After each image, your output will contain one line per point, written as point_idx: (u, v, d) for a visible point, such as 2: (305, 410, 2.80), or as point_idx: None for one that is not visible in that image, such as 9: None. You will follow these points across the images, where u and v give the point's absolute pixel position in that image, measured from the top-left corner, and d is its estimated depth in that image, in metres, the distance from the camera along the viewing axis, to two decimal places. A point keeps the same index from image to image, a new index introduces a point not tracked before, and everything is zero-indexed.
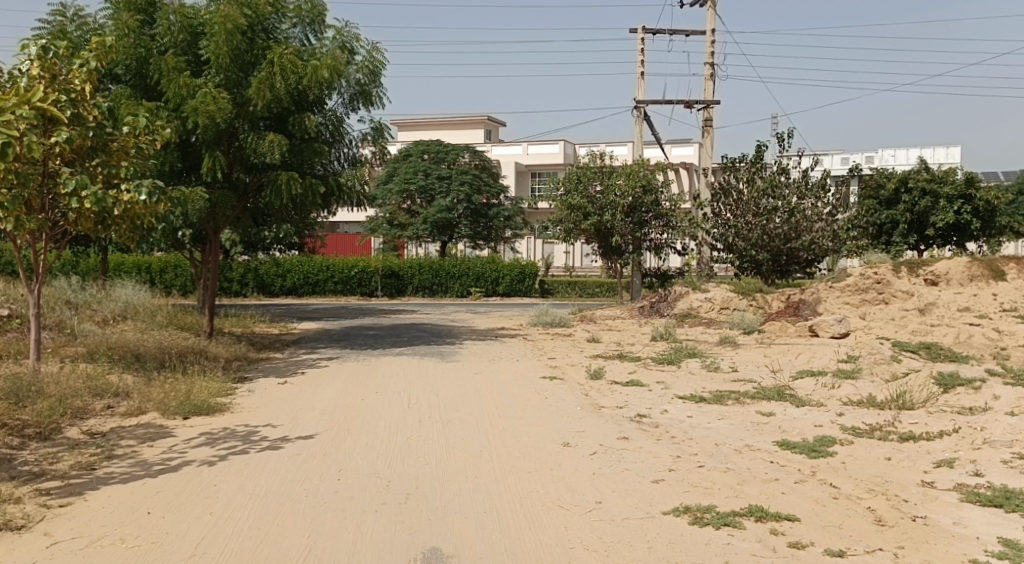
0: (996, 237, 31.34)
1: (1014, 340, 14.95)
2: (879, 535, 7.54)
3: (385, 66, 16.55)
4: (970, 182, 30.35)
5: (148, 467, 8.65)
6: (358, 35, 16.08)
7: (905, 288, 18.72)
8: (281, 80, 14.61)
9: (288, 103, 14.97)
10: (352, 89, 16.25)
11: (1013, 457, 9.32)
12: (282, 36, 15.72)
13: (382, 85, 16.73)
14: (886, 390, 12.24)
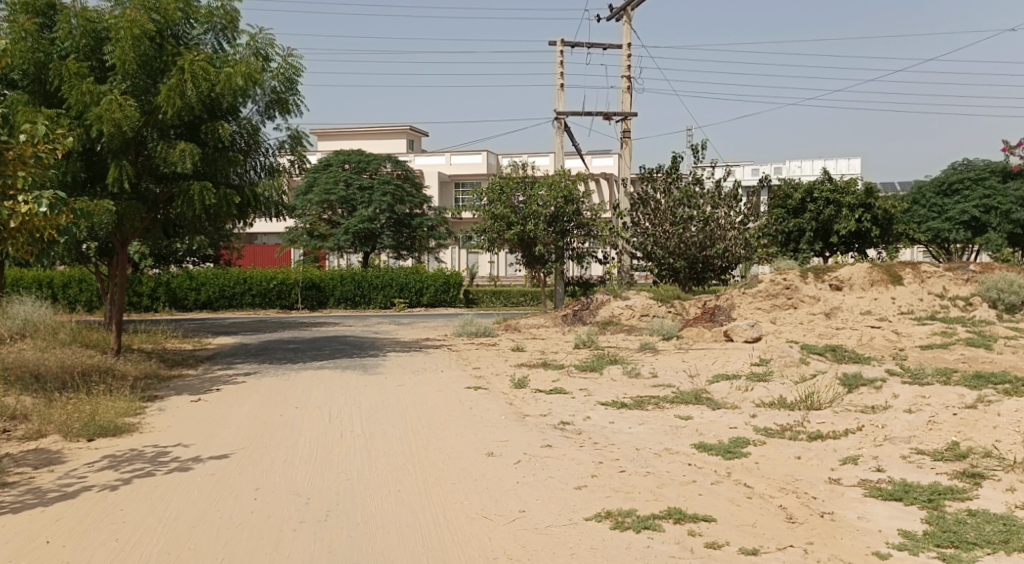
0: (894, 244, 32.31)
1: (914, 342, 15.60)
2: (791, 532, 7.89)
3: (302, 74, 16.53)
4: (869, 192, 31.64)
5: (42, 495, 8.53)
6: (272, 42, 16.07)
7: (812, 294, 19.40)
8: (192, 87, 14.44)
9: (199, 111, 14.80)
10: (268, 97, 16.23)
11: (912, 452, 9.83)
12: (192, 42, 15.61)
13: (298, 93, 16.70)
14: (795, 391, 12.72)
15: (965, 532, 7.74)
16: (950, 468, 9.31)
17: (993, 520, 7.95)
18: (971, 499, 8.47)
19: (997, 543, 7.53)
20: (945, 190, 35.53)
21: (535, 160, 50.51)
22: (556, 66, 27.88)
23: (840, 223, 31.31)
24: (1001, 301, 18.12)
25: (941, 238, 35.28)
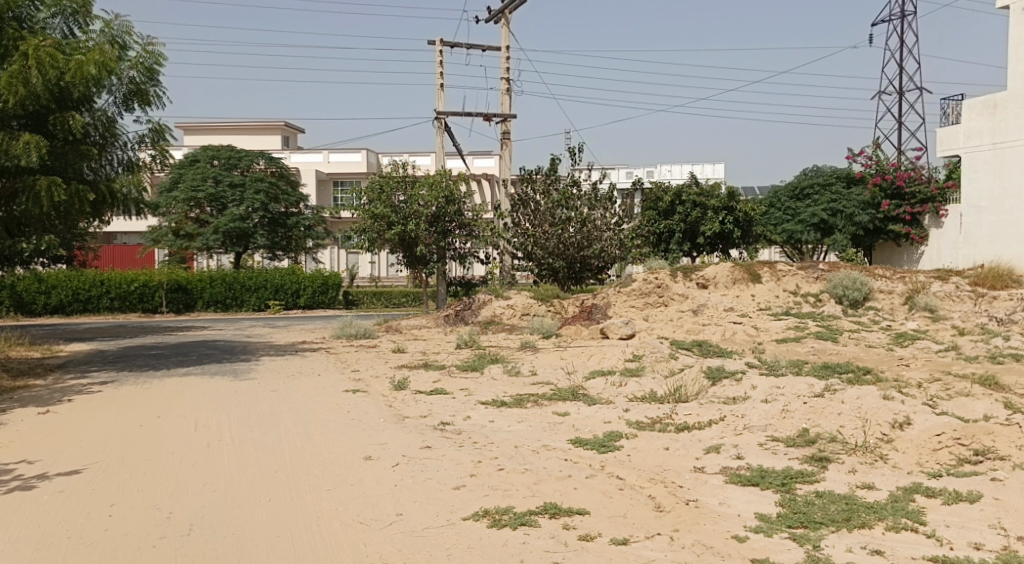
0: (756, 245, 32.65)
1: (772, 336, 16.54)
2: (658, 520, 8.39)
3: (161, 64, 16.26)
4: (732, 195, 31.69)
5: None
6: (128, 29, 15.78)
7: (681, 292, 20.21)
8: (37, 75, 14.05)
9: (47, 100, 14.41)
10: (125, 87, 15.92)
11: (769, 439, 10.51)
12: (38, 26, 15.19)
13: (159, 85, 16.41)
14: (664, 385, 13.36)
15: (812, 512, 8.39)
16: (801, 453, 10.00)
17: (837, 499, 8.62)
18: (818, 481, 9.15)
19: (840, 521, 8.18)
20: (797, 194, 33.45)
21: (415, 160, 50.58)
22: (435, 65, 28.09)
23: (704, 225, 31.51)
24: (846, 297, 19.25)
25: (794, 239, 33.46)
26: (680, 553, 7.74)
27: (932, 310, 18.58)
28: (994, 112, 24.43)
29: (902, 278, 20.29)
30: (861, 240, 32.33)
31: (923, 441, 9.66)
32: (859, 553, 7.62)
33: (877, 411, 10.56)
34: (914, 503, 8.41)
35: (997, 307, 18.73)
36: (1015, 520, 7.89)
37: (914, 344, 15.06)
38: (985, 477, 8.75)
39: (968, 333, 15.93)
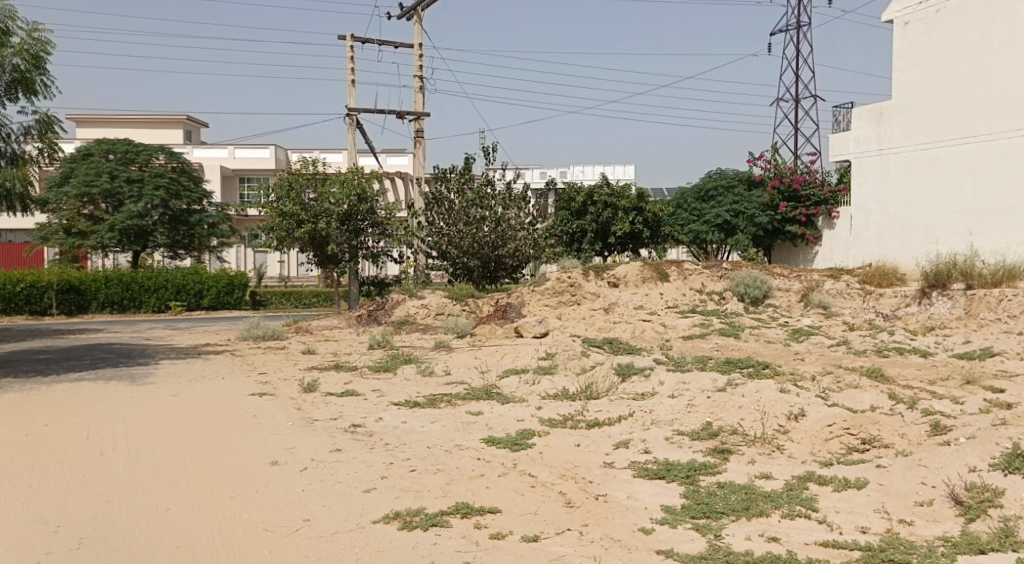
0: (665, 244, 31.63)
1: (678, 333, 17.00)
2: (568, 516, 8.61)
3: (48, 53, 15.87)
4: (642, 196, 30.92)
5: None
6: (13, 16, 15.35)
7: (593, 291, 20.55)
8: None
9: None
10: (10, 77, 15.49)
11: (675, 433, 10.84)
12: None
13: (46, 75, 16.02)
14: (576, 382, 13.64)
15: (714, 503, 8.71)
16: (704, 445, 10.35)
17: (738, 490, 8.97)
18: (721, 472, 9.50)
19: (740, 511, 8.52)
20: (700, 196, 32.05)
21: (325, 157, 50.07)
22: (345, 61, 27.91)
23: (616, 224, 30.46)
24: (747, 296, 19.90)
25: (701, 239, 31.77)
26: (589, 547, 7.97)
27: (824, 307, 19.48)
28: (880, 120, 25.33)
29: (799, 277, 21.03)
30: (763, 241, 31.04)
31: (817, 431, 10.11)
32: (757, 540, 7.97)
33: (775, 404, 11.00)
34: (808, 491, 8.81)
35: (884, 304, 19.50)
36: (899, 504, 8.35)
37: (809, 339, 15.69)
38: (872, 464, 9.22)
39: (859, 328, 16.68)
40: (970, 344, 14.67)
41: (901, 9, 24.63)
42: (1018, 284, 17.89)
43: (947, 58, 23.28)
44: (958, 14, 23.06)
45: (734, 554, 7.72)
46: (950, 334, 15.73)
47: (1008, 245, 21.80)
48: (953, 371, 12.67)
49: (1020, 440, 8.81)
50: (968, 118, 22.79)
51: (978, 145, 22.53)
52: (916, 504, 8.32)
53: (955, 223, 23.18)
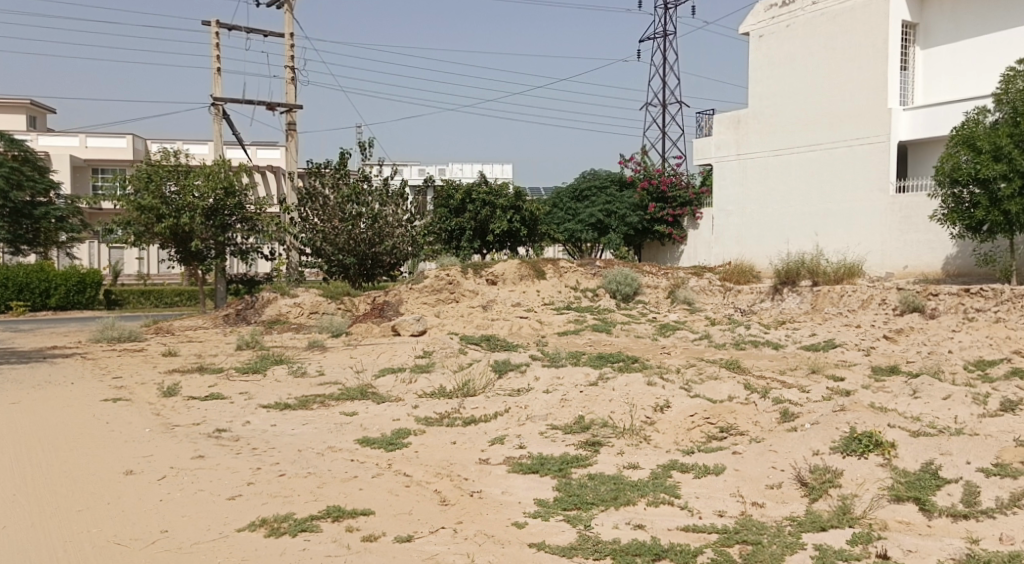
0: (542, 243, 29.57)
1: (553, 329, 17.40)
2: (442, 514, 8.75)
3: None
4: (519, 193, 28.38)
5: None
6: None
7: (471, 288, 20.72)
8: None
9: None
10: None
11: (548, 428, 11.12)
12: None
13: None
14: (453, 380, 13.79)
15: (585, 494, 9.01)
16: (576, 439, 10.66)
17: (607, 480, 9.30)
18: (591, 464, 9.83)
19: (608, 500, 8.84)
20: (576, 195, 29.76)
21: (190, 148, 48.54)
22: (212, 49, 27.24)
23: (494, 222, 27.77)
24: (619, 292, 20.63)
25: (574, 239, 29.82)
26: (462, 544, 8.16)
27: (689, 303, 20.30)
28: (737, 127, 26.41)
29: (665, 274, 21.78)
30: (633, 240, 29.32)
31: (680, 421, 10.59)
32: (624, 529, 8.30)
33: (642, 396, 11.45)
34: (671, 478, 9.22)
35: (741, 300, 20.54)
36: (752, 488, 8.84)
37: (675, 333, 16.33)
38: (729, 450, 9.72)
39: (719, 322, 17.47)
40: (816, 337, 15.55)
41: (756, 22, 25.64)
42: (857, 281, 19.13)
43: (798, 70, 24.38)
44: (806, 28, 24.15)
45: (602, 542, 8.03)
46: (799, 326, 16.67)
47: (848, 246, 22.79)
48: (802, 362, 13.44)
49: (859, 425, 9.47)
50: (815, 126, 23.85)
51: (823, 152, 23.57)
52: (766, 487, 8.83)
53: (803, 224, 24.23)
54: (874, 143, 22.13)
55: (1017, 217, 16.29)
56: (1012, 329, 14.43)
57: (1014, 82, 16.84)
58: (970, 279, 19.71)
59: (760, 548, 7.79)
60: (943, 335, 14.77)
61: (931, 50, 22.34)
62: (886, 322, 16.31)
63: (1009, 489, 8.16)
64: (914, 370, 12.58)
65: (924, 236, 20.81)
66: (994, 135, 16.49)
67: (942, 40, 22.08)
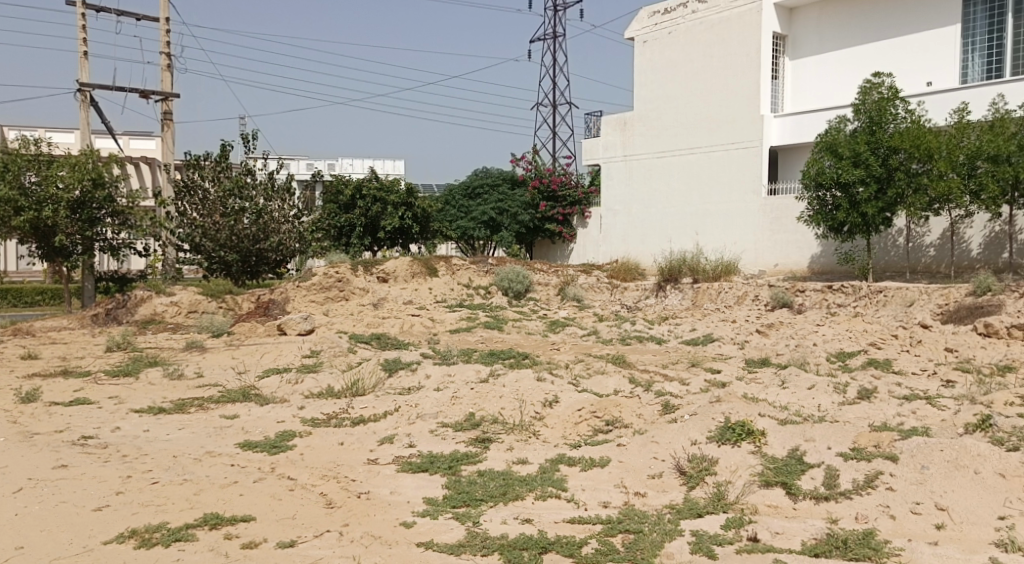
0: (434, 241, 28.58)
1: (446, 327, 17.44)
2: (328, 517, 8.67)
3: None
4: (411, 190, 27.26)
5: None
6: None
7: (362, 286, 20.45)
8: None
9: None
10: None
11: (438, 426, 11.12)
12: None
13: None
14: (342, 379, 13.62)
15: (474, 491, 9.08)
16: (467, 436, 10.73)
17: (496, 477, 9.39)
18: (481, 461, 9.90)
19: (497, 496, 8.94)
20: (468, 193, 29.60)
21: (55, 138, 46.04)
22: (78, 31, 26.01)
23: (386, 219, 26.55)
24: (511, 290, 20.89)
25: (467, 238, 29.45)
26: (348, 547, 8.12)
27: (579, 300, 20.67)
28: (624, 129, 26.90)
29: (556, 272, 22.07)
30: (526, 239, 29.43)
31: (568, 415, 10.78)
32: (512, 524, 8.41)
33: (532, 392, 11.61)
34: (558, 472, 9.38)
35: (627, 297, 20.88)
36: (635, 478, 9.10)
37: (564, 330, 16.61)
38: (614, 443, 9.95)
39: (606, 318, 17.85)
40: (696, 332, 16.01)
41: (641, 28, 26.00)
42: (733, 277, 19.94)
43: (678, 75, 24.95)
44: (685, 35, 24.67)
45: (490, 538, 8.12)
46: (681, 322, 17.15)
47: (725, 245, 23.70)
48: (682, 356, 13.83)
49: (733, 414, 9.82)
50: (694, 130, 24.50)
51: (702, 155, 24.26)
52: (648, 477, 9.10)
53: (684, 225, 24.93)
54: (748, 148, 22.95)
55: (874, 219, 17.18)
56: (869, 323, 15.11)
57: (872, 92, 17.44)
58: (832, 276, 21.06)
59: (642, 537, 8.03)
60: (808, 328, 15.21)
61: (798, 62, 23.28)
62: (758, 317, 16.85)
63: (864, 471, 8.59)
64: (783, 361, 13.12)
65: (794, 236, 21.94)
66: (854, 142, 17.20)
67: (808, 51, 23.05)
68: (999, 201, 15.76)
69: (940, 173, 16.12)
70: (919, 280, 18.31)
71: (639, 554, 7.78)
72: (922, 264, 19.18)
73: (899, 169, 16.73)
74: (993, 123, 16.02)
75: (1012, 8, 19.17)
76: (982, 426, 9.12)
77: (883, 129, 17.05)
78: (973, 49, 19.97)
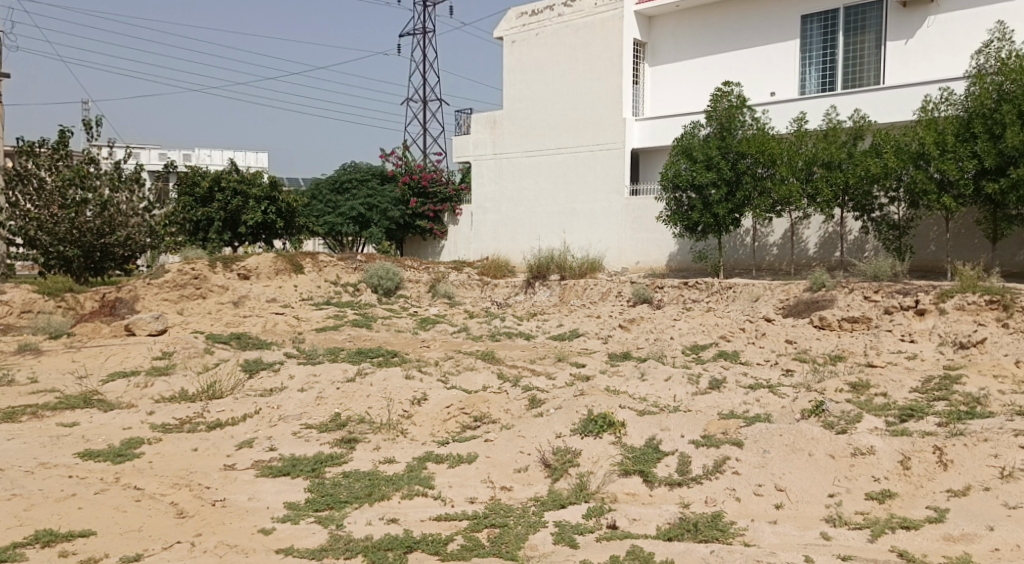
0: (300, 237, 26.90)
1: (311, 325, 17.23)
2: (178, 528, 8.47)
3: None
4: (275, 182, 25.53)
5: None
6: None
7: (220, 283, 19.42)
8: None
9: None
10: None
11: (302, 427, 10.91)
12: None
13: None
14: (197, 382, 12.75)
15: (338, 493, 9.05)
16: (331, 437, 10.59)
17: (361, 477, 9.38)
18: (346, 462, 9.85)
19: (362, 497, 8.95)
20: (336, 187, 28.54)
21: None
22: None
23: (247, 214, 24.75)
24: (381, 287, 20.77)
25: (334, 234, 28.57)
26: (201, 557, 7.97)
27: (449, 297, 20.82)
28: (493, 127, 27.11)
29: (427, 269, 22.17)
30: (395, 235, 28.92)
31: (436, 413, 10.86)
32: (377, 525, 8.46)
33: (399, 391, 11.53)
34: (426, 470, 9.46)
35: (498, 293, 21.29)
36: (501, 473, 9.28)
37: (435, 326, 16.71)
38: (481, 439, 10.10)
39: (476, 315, 17.98)
40: (563, 327, 16.41)
41: (510, 28, 26.30)
42: (598, 275, 20.57)
43: (546, 77, 25.31)
44: (552, 37, 25.05)
45: (353, 540, 8.15)
46: (549, 318, 17.46)
47: (590, 242, 24.24)
48: (550, 351, 14.09)
49: (595, 407, 10.13)
50: (561, 130, 24.93)
51: (568, 156, 24.74)
52: (514, 471, 9.30)
53: (552, 222, 25.37)
54: (608, 150, 23.62)
55: (725, 220, 17.96)
56: (720, 317, 15.69)
57: (721, 101, 17.97)
58: (688, 272, 22.03)
59: (507, 530, 8.22)
60: (665, 323, 15.69)
61: (658, 68, 23.95)
62: (621, 312, 17.39)
63: (712, 456, 9.03)
64: (642, 355, 13.61)
65: (653, 234, 22.69)
66: (706, 146, 17.82)
67: (667, 59, 23.76)
68: (831, 205, 16.66)
69: (781, 178, 17.10)
70: (761, 277, 19.07)
71: (503, 548, 7.95)
72: (766, 262, 20.14)
73: (746, 173, 17.56)
74: (826, 132, 16.95)
75: (843, 27, 20.50)
76: (815, 411, 9.78)
77: (732, 135, 17.74)
78: (810, 62, 21.11)
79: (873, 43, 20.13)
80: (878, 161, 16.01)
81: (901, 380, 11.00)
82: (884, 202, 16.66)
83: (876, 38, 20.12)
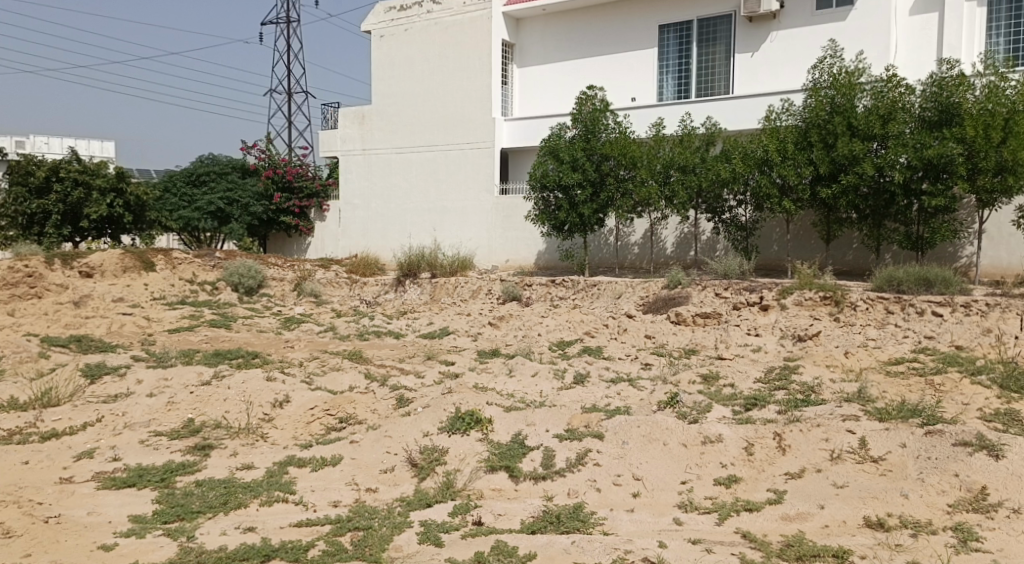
0: (152, 232, 25.09)
1: (163, 326, 16.85)
2: (3, 548, 8.17)
3: None
4: (121, 174, 23.78)
5: None
6: None
7: (58, 281, 18.46)
8: None
9: None
10: None
11: (150, 435, 10.72)
12: None
13: None
14: (28, 389, 11.90)
15: (190, 503, 9.02)
16: (184, 444, 10.46)
17: (216, 486, 9.36)
18: (199, 470, 9.78)
19: (217, 506, 8.96)
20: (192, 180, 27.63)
21: None
22: None
23: (89, 207, 22.90)
24: (242, 285, 20.33)
25: (190, 229, 27.77)
26: None
27: (315, 295, 20.65)
28: (362, 123, 26.97)
29: (291, 267, 21.99)
30: (258, 231, 28.34)
31: (300, 415, 10.99)
32: (232, 534, 8.49)
33: (260, 392, 11.44)
34: (287, 475, 9.53)
35: (367, 291, 21.34)
36: (366, 474, 9.46)
37: (300, 326, 16.67)
38: (347, 440, 10.23)
39: (343, 314, 17.98)
40: (433, 325, 16.61)
41: (378, 22, 26.19)
42: (468, 273, 20.81)
43: (415, 74, 25.39)
44: (422, 34, 25.13)
45: (206, 552, 8.15)
46: (419, 316, 17.60)
47: (461, 241, 24.54)
48: (418, 350, 14.27)
49: (461, 405, 10.39)
50: (431, 128, 25.09)
51: (438, 154, 24.96)
52: (380, 471, 9.49)
53: (422, 220, 25.50)
54: (479, 148, 23.97)
55: (590, 219, 18.52)
56: (585, 313, 16.19)
57: (585, 103, 18.33)
58: (555, 270, 22.69)
59: (371, 532, 8.39)
60: (534, 319, 16.13)
61: (525, 68, 24.42)
62: (491, 310, 17.69)
63: (576, 449, 9.43)
64: (510, 352, 13.97)
65: (521, 233, 23.22)
66: (572, 148, 18.26)
67: (534, 61, 24.25)
68: (686, 207, 17.64)
69: (641, 180, 17.80)
70: (622, 275, 19.71)
71: (368, 551, 8.13)
72: (628, 261, 20.92)
73: (610, 175, 18.15)
74: (681, 138, 17.92)
75: (697, 38, 21.51)
76: (670, 403, 10.35)
77: (596, 138, 18.23)
78: (667, 70, 22.01)
79: (723, 55, 21.25)
80: (727, 167, 16.94)
81: (747, 371, 11.74)
82: (732, 204, 17.85)
83: (726, 49, 21.21)
